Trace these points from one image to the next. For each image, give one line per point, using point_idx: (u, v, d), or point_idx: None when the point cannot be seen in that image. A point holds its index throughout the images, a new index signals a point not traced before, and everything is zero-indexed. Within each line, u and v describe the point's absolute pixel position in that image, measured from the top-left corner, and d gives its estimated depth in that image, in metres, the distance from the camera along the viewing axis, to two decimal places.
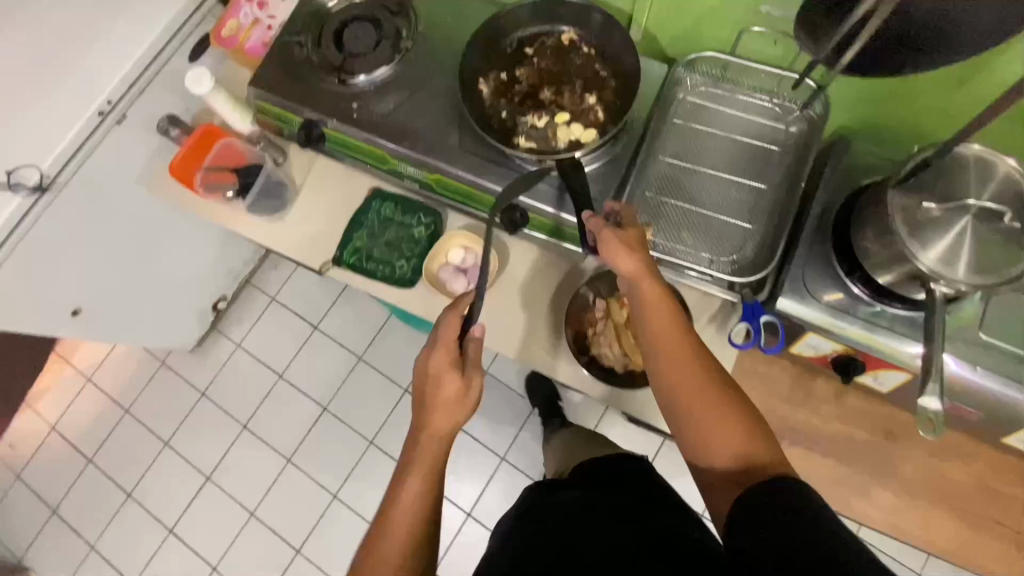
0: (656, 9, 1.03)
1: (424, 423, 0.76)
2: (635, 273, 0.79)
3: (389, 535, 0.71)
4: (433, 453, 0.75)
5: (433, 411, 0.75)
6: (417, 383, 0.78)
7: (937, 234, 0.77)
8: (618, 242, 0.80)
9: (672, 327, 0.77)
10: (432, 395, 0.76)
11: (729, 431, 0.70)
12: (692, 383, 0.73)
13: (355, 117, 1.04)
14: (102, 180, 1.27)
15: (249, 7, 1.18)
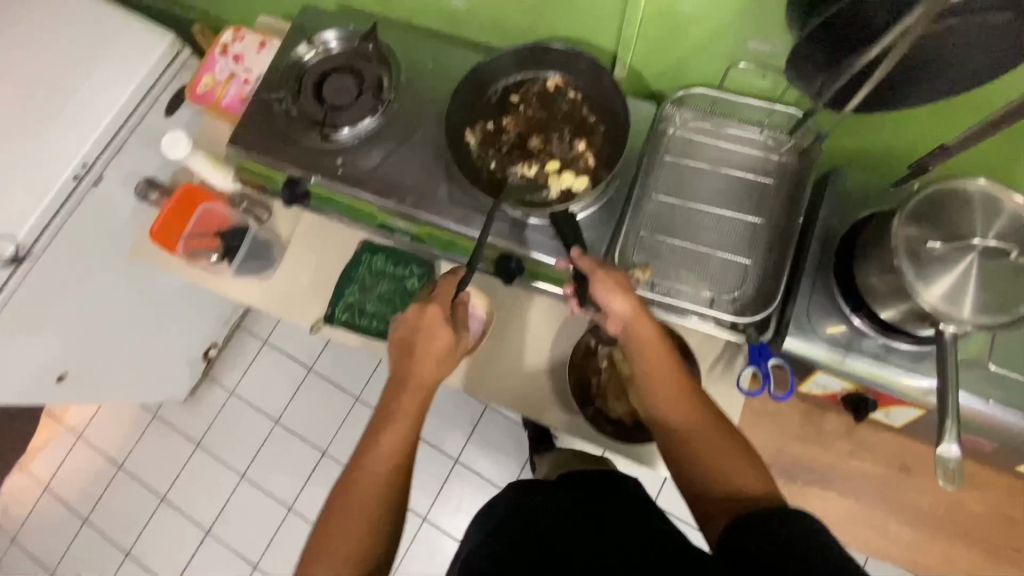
0: (641, 46, 1.01)
1: (411, 368, 0.81)
2: (630, 313, 0.78)
3: (374, 463, 0.76)
4: (417, 399, 0.80)
5: (421, 358, 0.81)
6: (407, 334, 0.83)
7: (942, 272, 0.76)
8: (612, 281, 0.79)
9: (667, 361, 0.77)
10: (423, 347, 0.81)
11: (723, 457, 0.69)
12: (687, 411, 0.73)
13: (340, 173, 1.01)
14: (82, 245, 1.23)
15: (224, 61, 1.15)
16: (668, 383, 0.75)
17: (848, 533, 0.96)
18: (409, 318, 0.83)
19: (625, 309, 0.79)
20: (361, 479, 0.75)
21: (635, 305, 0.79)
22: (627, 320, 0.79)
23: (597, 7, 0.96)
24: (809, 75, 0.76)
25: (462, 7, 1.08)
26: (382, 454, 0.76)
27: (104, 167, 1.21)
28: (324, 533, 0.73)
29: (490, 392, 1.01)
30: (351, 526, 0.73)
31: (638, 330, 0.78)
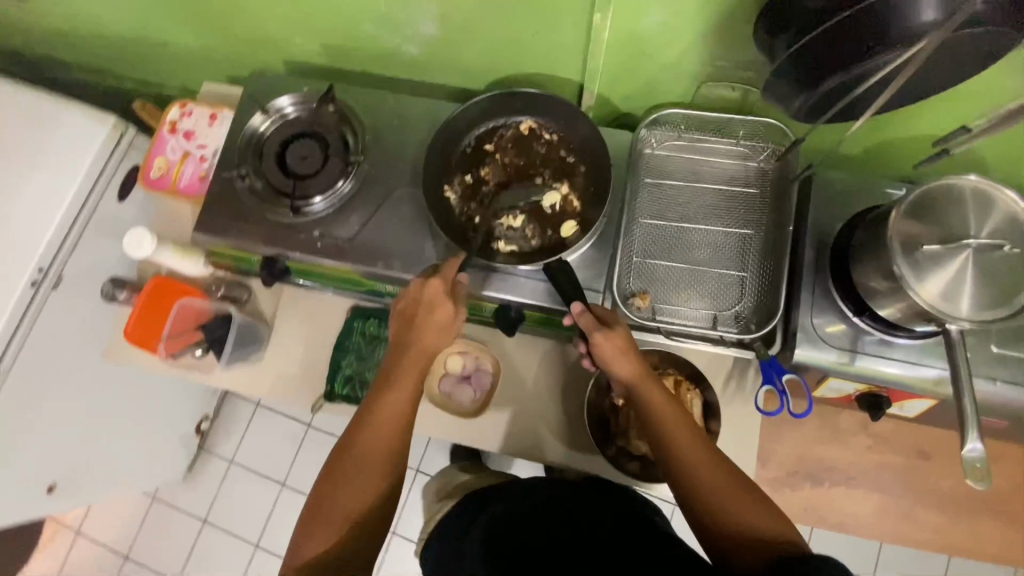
0: (608, 74, 0.99)
1: (413, 339, 0.80)
2: (634, 374, 0.78)
3: (374, 427, 0.76)
4: (417, 365, 0.79)
5: (422, 329, 0.80)
6: (408, 306, 0.82)
7: (936, 268, 0.77)
8: (611, 344, 0.78)
9: (676, 414, 0.76)
10: (423, 317, 0.80)
11: (735, 507, 0.69)
12: (700, 462, 0.72)
13: (319, 246, 0.97)
14: (52, 351, 1.15)
15: (174, 139, 1.09)
16: (678, 433, 0.74)
17: (879, 528, 0.97)
18: (410, 292, 0.82)
19: (630, 369, 0.78)
20: (365, 441, 0.75)
21: (639, 363, 0.79)
22: (633, 376, 0.78)
23: (560, 41, 0.94)
24: (792, 88, 0.74)
25: (418, 52, 1.05)
26: (386, 421, 0.76)
27: (61, 267, 1.12)
28: (325, 492, 0.74)
29: (507, 446, 0.98)
30: (354, 484, 0.74)
31: (644, 389, 0.78)
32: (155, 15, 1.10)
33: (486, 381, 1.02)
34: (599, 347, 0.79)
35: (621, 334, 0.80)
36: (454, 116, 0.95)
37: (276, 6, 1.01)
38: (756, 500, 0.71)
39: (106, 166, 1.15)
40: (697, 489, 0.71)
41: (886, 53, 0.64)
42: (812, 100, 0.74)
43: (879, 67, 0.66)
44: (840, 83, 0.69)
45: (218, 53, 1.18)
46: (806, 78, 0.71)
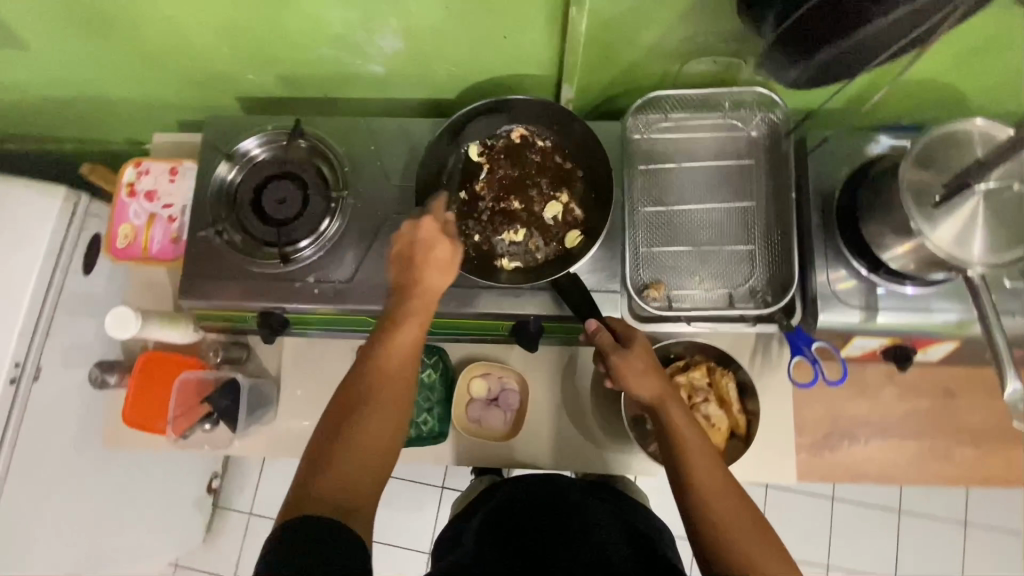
0: (587, 64, 0.95)
1: (415, 275, 0.76)
2: (658, 396, 0.78)
3: (383, 370, 0.70)
4: (422, 302, 0.75)
5: (423, 266, 0.76)
6: (406, 242, 0.78)
7: (952, 215, 0.76)
8: (635, 368, 0.79)
9: (695, 439, 0.75)
10: (423, 254, 0.76)
11: (740, 541, 0.68)
12: (714, 490, 0.71)
13: (318, 292, 0.91)
14: (45, 447, 1.06)
15: (135, 203, 1.01)
16: (695, 458, 0.73)
17: (921, 474, 0.98)
18: (404, 234, 0.79)
19: (652, 390, 0.78)
20: (370, 375, 0.70)
21: (662, 386, 0.78)
22: (652, 398, 0.78)
23: (535, 39, 0.90)
24: (790, 56, 0.72)
25: (383, 71, 0.99)
26: (393, 359, 0.71)
27: (38, 357, 1.04)
28: (326, 432, 0.67)
29: (548, 460, 0.97)
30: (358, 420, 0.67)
31: (664, 410, 0.78)
32: (88, 70, 1.01)
33: (515, 400, 0.99)
34: (618, 367, 0.80)
35: (642, 357, 0.80)
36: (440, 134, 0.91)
37: (223, 43, 0.94)
38: (766, 540, 0.69)
39: (66, 241, 1.06)
40: (704, 514, 0.70)
41: (892, 11, 0.62)
42: (815, 65, 0.71)
43: (885, 22, 0.63)
44: (845, 44, 0.67)
45: (166, 101, 1.10)
46: (807, 44, 0.68)
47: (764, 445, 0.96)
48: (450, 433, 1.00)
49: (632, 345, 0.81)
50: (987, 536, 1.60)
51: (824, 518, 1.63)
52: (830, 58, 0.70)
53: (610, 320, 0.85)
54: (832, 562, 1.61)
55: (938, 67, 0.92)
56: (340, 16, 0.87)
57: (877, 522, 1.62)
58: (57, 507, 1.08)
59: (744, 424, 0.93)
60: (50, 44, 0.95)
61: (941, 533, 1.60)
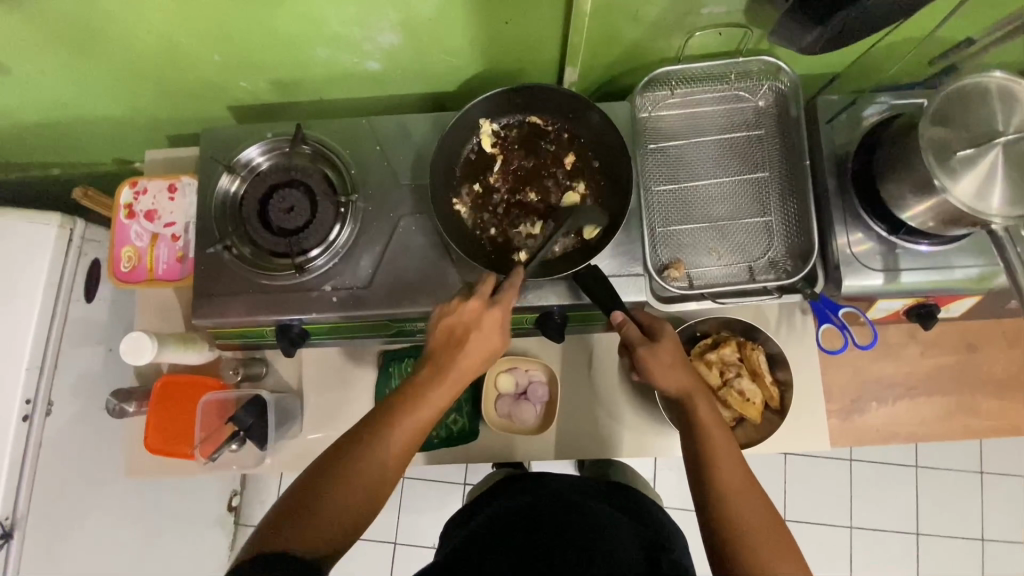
0: (590, 45, 0.93)
1: (455, 354, 0.73)
2: (685, 387, 0.80)
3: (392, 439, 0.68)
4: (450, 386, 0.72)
5: (471, 352, 0.74)
6: (457, 319, 0.76)
7: (974, 170, 0.76)
8: (665, 360, 0.80)
9: (722, 434, 0.77)
10: (469, 337, 0.75)
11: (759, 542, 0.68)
12: (735, 489, 0.72)
13: (336, 300, 0.89)
14: (65, 482, 1.02)
15: (136, 224, 0.98)
16: (719, 453, 0.75)
17: (950, 429, 0.99)
18: (462, 309, 0.77)
19: (680, 381, 0.80)
20: (380, 435, 0.68)
21: (689, 380, 0.80)
22: (680, 389, 0.80)
23: (536, 23, 0.87)
24: (809, 19, 0.70)
25: (380, 67, 0.96)
26: (404, 431, 0.68)
27: (49, 392, 1.00)
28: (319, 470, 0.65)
29: (582, 449, 0.97)
30: (356, 471, 0.65)
31: (690, 402, 0.79)
32: (72, 90, 0.97)
33: (543, 392, 0.98)
34: (644, 360, 0.81)
35: (670, 351, 0.81)
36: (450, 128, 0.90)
37: (213, 51, 0.90)
38: (785, 543, 0.68)
39: (64, 270, 1.03)
40: (724, 511, 0.71)
41: None
42: (835, 29, 0.70)
43: None
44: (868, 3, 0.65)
45: (155, 115, 1.06)
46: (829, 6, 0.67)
47: (796, 414, 0.96)
48: (481, 430, 0.98)
49: (660, 338, 0.83)
50: (1002, 482, 1.63)
51: (844, 479, 1.65)
52: (851, 19, 0.68)
53: (639, 313, 0.86)
54: (855, 521, 1.63)
55: (939, 28, 0.93)
56: (335, 14, 0.83)
57: (896, 478, 1.64)
58: (82, 543, 1.05)
59: (778, 396, 0.93)
60: (30, 65, 0.90)
61: (958, 483, 1.63)
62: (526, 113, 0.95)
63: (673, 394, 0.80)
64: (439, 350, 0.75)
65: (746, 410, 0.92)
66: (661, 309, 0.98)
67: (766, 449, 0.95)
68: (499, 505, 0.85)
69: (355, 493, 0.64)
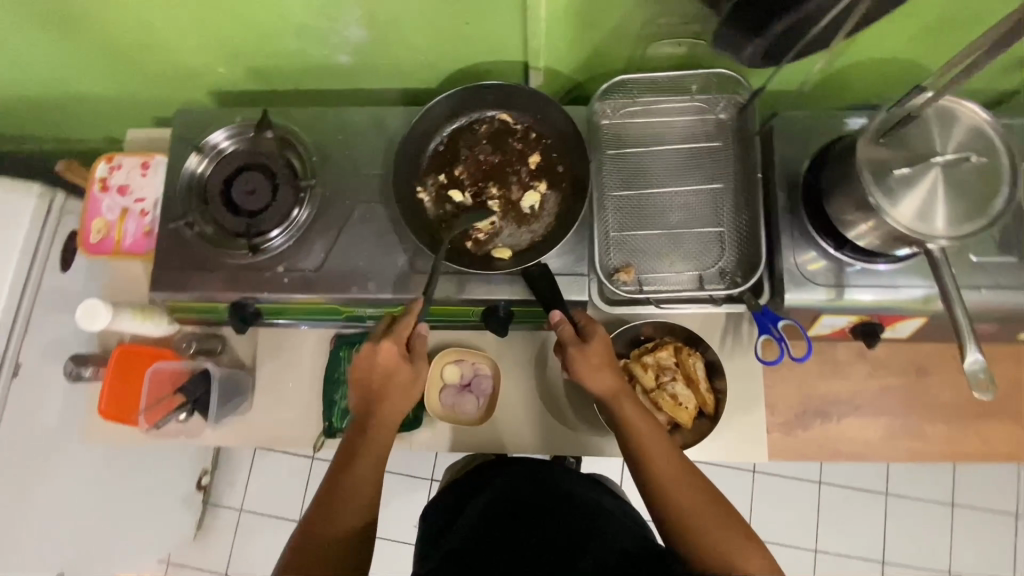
0: (551, 50, 0.96)
1: (375, 406, 0.80)
2: (614, 389, 0.81)
3: (343, 492, 0.74)
4: (384, 428, 0.79)
5: (385, 395, 0.80)
6: (366, 372, 0.81)
7: (909, 190, 0.76)
8: (588, 363, 0.81)
9: (650, 431, 0.80)
10: (383, 384, 0.80)
11: (704, 529, 0.72)
12: (672, 476, 0.76)
13: (288, 281, 0.92)
14: (25, 443, 1.05)
15: (108, 197, 1.02)
16: (650, 446, 0.78)
17: (894, 450, 0.99)
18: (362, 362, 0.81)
19: (606, 383, 0.81)
20: (339, 493, 0.74)
21: (615, 381, 0.81)
22: (606, 390, 0.81)
23: (498, 25, 0.90)
24: (749, 26, 0.72)
25: (350, 61, 0.99)
26: (353, 487, 0.75)
27: (17, 352, 1.05)
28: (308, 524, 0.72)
29: (521, 442, 0.99)
30: (327, 530, 0.72)
31: (618, 405, 0.81)
32: (59, 67, 1.02)
33: (488, 386, 1.00)
34: (574, 359, 0.83)
35: (599, 349, 0.83)
36: (418, 119, 0.92)
37: (189, 36, 0.94)
38: (732, 523, 0.73)
39: (40, 240, 1.09)
40: (664, 499, 0.75)
41: None
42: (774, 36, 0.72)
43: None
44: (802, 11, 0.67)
45: (140, 96, 1.10)
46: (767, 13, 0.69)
47: (735, 426, 0.97)
48: (425, 419, 1.01)
49: (591, 339, 0.84)
50: (973, 516, 1.60)
51: (812, 501, 1.63)
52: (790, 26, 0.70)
53: (575, 313, 0.88)
54: (820, 545, 1.61)
55: (899, 50, 0.93)
56: (302, 6, 0.87)
57: (863, 503, 1.62)
58: (38, 501, 1.07)
59: (712, 403, 0.94)
60: (19, 41, 0.95)
61: (927, 515, 1.61)
62: (499, 110, 0.96)
63: (603, 398, 0.82)
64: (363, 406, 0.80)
65: (678, 414, 0.93)
66: (608, 311, 1.00)
67: (702, 456, 0.96)
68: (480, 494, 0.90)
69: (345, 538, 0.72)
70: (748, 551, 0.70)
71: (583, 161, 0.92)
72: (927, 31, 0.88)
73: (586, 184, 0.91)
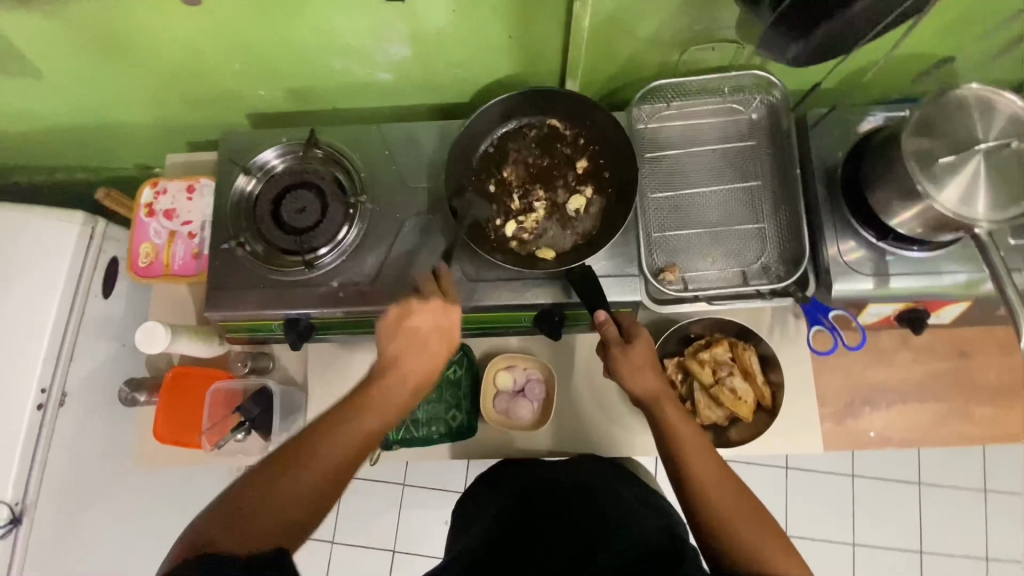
0: (588, 59, 0.99)
1: (403, 357, 0.75)
2: (656, 390, 0.80)
3: (348, 430, 0.70)
4: (408, 390, 0.75)
5: (420, 351, 0.76)
6: (409, 323, 0.77)
7: (954, 177, 0.78)
8: (630, 362, 0.80)
9: (691, 433, 0.78)
10: (421, 339, 0.76)
11: (744, 530, 0.70)
12: (712, 477, 0.74)
13: (342, 296, 0.93)
14: (74, 471, 1.04)
15: (155, 222, 1.03)
16: (690, 447, 0.76)
17: (943, 434, 1.00)
18: (392, 337, 0.76)
19: (650, 384, 0.80)
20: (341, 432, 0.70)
21: (658, 382, 0.80)
22: (650, 392, 0.80)
23: (539, 38, 0.93)
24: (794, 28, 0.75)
25: (390, 78, 1.01)
26: (359, 425, 0.71)
27: (63, 383, 1.03)
28: (254, 490, 0.65)
29: (573, 443, 1.00)
30: (322, 462, 0.67)
31: (657, 405, 0.80)
32: (103, 96, 1.04)
33: (541, 390, 1.01)
34: (616, 359, 0.81)
35: (642, 350, 0.81)
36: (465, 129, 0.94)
37: (235, 61, 0.96)
38: (769, 528, 0.71)
39: (84, 265, 1.07)
40: (702, 494, 0.73)
41: None
42: (822, 37, 0.74)
43: None
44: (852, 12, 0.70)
45: (178, 120, 1.12)
46: (817, 14, 0.71)
47: (787, 417, 0.98)
48: (479, 426, 1.02)
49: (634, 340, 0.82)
50: (1008, 501, 1.61)
51: (846, 494, 1.64)
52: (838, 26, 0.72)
53: (617, 315, 0.86)
54: (858, 538, 1.61)
55: (926, 45, 0.96)
56: (350, 26, 0.89)
57: (898, 494, 1.63)
58: (87, 530, 1.06)
59: (770, 396, 0.96)
60: (65, 71, 0.97)
61: (963, 502, 1.61)
62: (546, 116, 0.98)
63: (643, 398, 0.80)
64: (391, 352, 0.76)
65: (738, 408, 0.95)
66: (656, 310, 1.01)
67: (755, 450, 0.97)
68: (503, 491, 0.91)
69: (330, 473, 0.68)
70: (783, 554, 0.68)
71: (629, 166, 0.94)
72: (953, 26, 0.92)
73: (633, 187, 0.92)
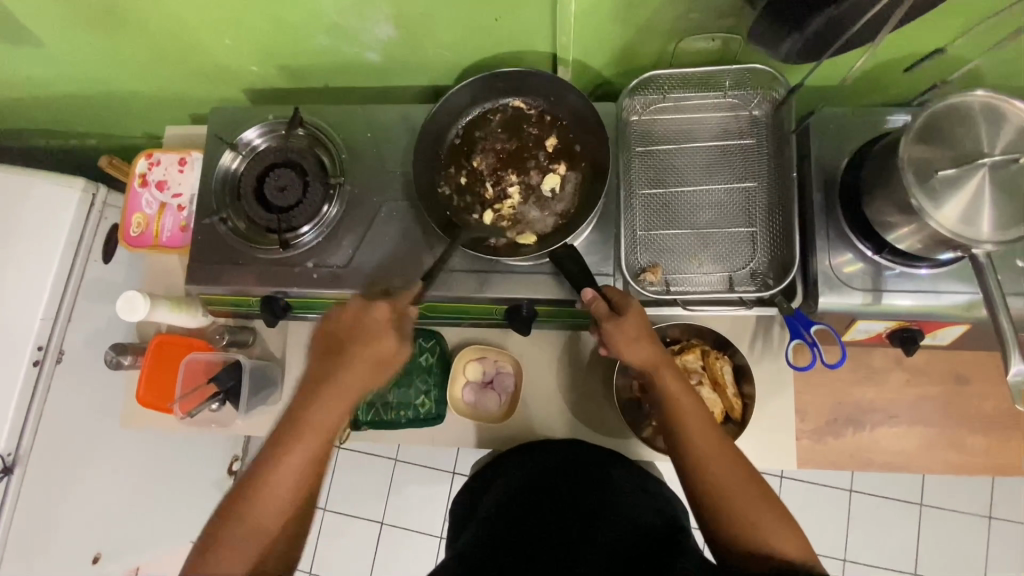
0: (580, 46, 0.95)
1: (343, 370, 0.75)
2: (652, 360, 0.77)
3: (299, 451, 0.71)
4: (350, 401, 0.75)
5: (358, 363, 0.75)
6: (348, 333, 0.77)
7: (954, 193, 0.72)
8: (624, 335, 0.77)
9: (690, 406, 0.76)
10: (361, 352, 0.75)
11: (745, 507, 0.69)
12: (712, 451, 0.72)
13: (317, 277, 0.93)
14: (69, 425, 1.10)
15: (147, 192, 1.05)
16: (689, 421, 0.74)
17: (930, 461, 0.95)
18: (321, 351, 0.77)
19: (643, 356, 0.77)
20: (292, 453, 0.71)
21: (655, 353, 0.77)
22: (647, 363, 0.77)
23: (527, 22, 0.90)
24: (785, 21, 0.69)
25: (379, 58, 1.00)
26: (307, 439, 0.72)
27: (61, 341, 1.08)
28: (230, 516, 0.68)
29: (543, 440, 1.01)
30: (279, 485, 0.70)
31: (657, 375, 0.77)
32: (104, 67, 1.06)
33: (510, 383, 1.03)
34: (611, 333, 0.78)
35: (635, 322, 0.78)
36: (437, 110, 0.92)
37: (224, 36, 0.97)
38: (768, 502, 0.70)
39: (85, 230, 1.12)
40: (699, 471, 0.72)
41: None
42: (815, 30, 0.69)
43: None
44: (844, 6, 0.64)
45: (178, 93, 1.14)
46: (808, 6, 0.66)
47: (762, 429, 0.95)
48: (447, 415, 1.02)
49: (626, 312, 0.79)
50: (1014, 531, 1.53)
51: (842, 508, 1.59)
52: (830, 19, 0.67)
53: (608, 287, 0.83)
54: (849, 554, 1.56)
55: (950, 45, 0.88)
56: (333, 4, 0.88)
57: (896, 513, 1.57)
58: (79, 481, 1.12)
59: (740, 409, 0.94)
60: (65, 41, 0.99)
61: (966, 528, 1.54)
62: (514, 96, 0.95)
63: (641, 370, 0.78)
64: (329, 366, 0.75)
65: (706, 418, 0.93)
66: None
67: None
68: (505, 480, 0.94)
69: (289, 498, 0.70)
70: (779, 529, 0.68)
71: (605, 145, 0.91)
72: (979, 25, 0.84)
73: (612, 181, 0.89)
